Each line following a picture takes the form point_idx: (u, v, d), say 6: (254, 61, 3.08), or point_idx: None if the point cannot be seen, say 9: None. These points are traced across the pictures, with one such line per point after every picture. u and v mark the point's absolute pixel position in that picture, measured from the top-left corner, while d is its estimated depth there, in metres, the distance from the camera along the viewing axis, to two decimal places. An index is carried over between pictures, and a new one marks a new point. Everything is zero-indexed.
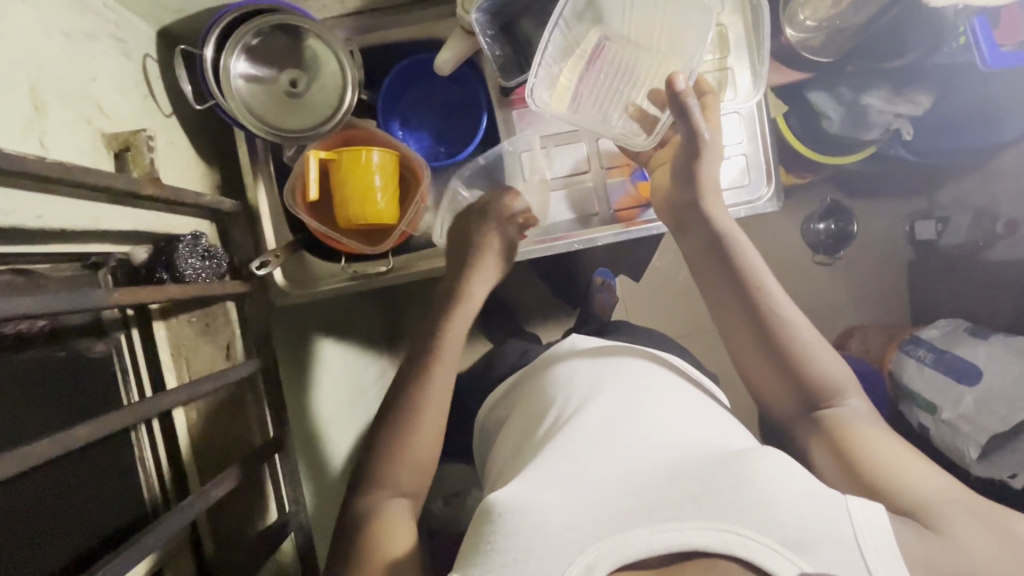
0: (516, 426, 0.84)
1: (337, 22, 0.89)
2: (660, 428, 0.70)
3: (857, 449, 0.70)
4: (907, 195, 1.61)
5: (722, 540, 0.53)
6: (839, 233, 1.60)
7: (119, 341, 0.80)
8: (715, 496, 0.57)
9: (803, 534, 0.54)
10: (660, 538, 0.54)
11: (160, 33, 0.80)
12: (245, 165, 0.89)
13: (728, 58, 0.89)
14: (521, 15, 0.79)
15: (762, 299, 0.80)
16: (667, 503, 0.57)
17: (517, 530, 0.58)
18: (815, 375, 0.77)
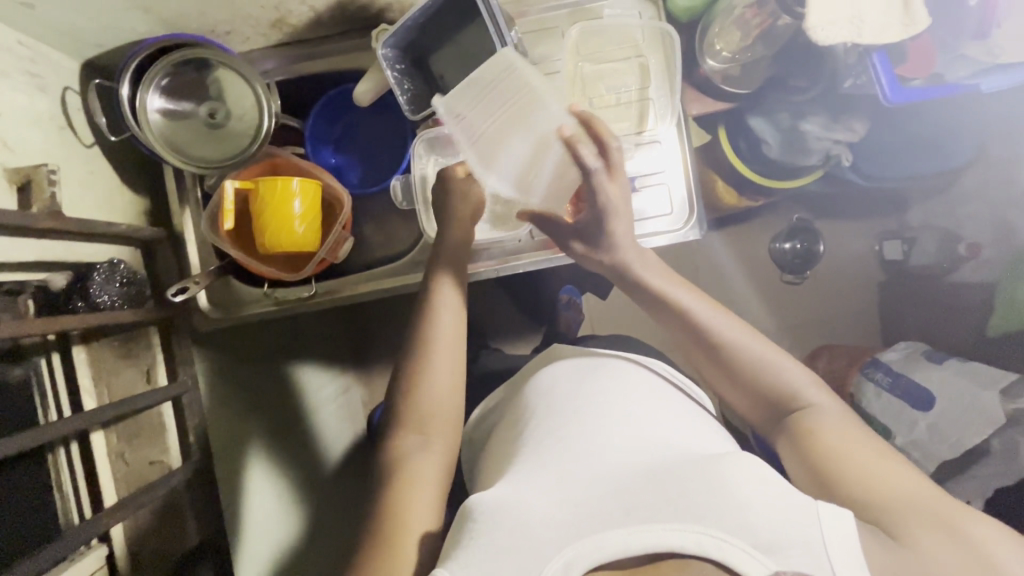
0: (501, 433, 0.84)
1: (263, 53, 0.90)
2: (643, 429, 0.71)
3: (827, 460, 0.67)
4: (877, 214, 1.57)
5: (695, 542, 0.55)
6: (806, 252, 1.59)
7: (38, 365, 0.80)
8: (690, 498, 0.59)
9: (776, 537, 0.55)
10: (637, 538, 0.56)
11: (85, 65, 0.83)
12: (174, 192, 0.91)
13: (649, 88, 0.90)
14: (432, 51, 0.81)
15: (710, 335, 0.76)
16: (645, 506, 0.59)
17: (495, 527, 0.62)
18: (772, 387, 0.74)
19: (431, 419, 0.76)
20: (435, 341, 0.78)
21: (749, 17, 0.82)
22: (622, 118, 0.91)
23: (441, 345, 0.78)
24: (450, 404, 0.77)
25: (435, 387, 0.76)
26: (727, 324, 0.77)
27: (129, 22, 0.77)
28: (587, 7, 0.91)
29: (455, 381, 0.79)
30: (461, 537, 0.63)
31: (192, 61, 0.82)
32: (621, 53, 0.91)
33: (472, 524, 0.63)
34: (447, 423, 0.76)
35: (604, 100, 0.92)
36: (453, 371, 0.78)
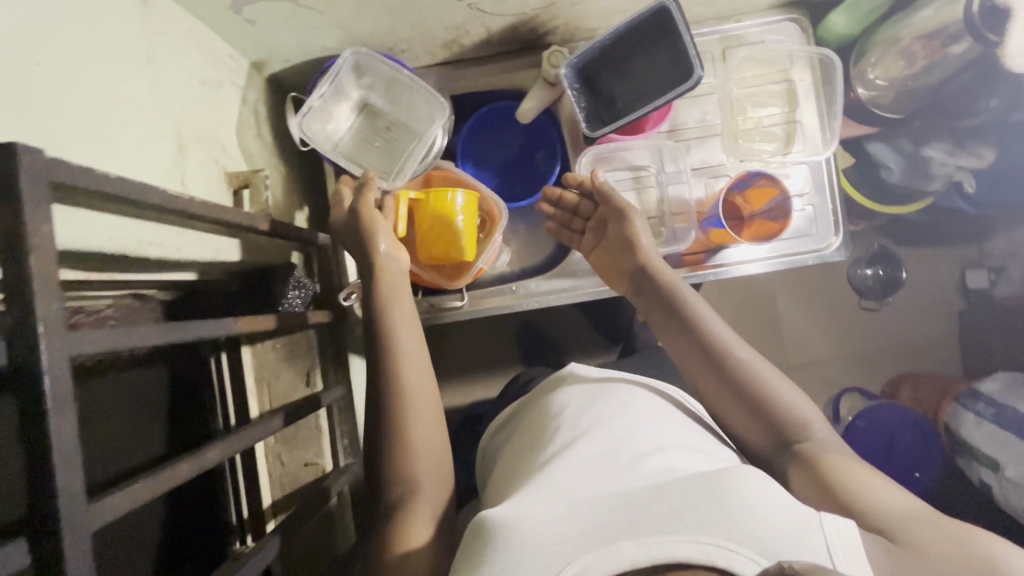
0: (512, 459, 0.78)
1: (425, 71, 0.94)
2: (645, 450, 0.67)
3: (834, 475, 0.64)
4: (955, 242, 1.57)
5: (703, 552, 0.49)
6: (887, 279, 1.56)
7: (209, 364, 0.84)
8: (698, 510, 0.52)
9: (785, 543, 0.50)
10: (644, 551, 0.50)
11: (269, 79, 0.87)
12: (332, 201, 0.94)
13: (796, 111, 0.93)
14: (607, 73, 0.83)
15: (715, 348, 0.76)
16: (651, 517, 0.53)
17: (508, 545, 0.54)
18: (778, 408, 0.72)
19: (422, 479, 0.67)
20: (402, 377, 0.70)
21: (915, 49, 0.82)
22: (768, 140, 0.94)
23: (415, 383, 0.70)
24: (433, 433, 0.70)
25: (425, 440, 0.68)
26: (743, 348, 0.76)
27: (324, 42, 0.82)
28: (735, 34, 0.94)
29: (437, 425, 0.70)
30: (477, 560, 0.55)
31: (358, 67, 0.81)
32: (768, 77, 0.94)
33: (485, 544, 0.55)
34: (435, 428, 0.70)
35: (749, 122, 0.95)
36: (431, 403, 0.71)
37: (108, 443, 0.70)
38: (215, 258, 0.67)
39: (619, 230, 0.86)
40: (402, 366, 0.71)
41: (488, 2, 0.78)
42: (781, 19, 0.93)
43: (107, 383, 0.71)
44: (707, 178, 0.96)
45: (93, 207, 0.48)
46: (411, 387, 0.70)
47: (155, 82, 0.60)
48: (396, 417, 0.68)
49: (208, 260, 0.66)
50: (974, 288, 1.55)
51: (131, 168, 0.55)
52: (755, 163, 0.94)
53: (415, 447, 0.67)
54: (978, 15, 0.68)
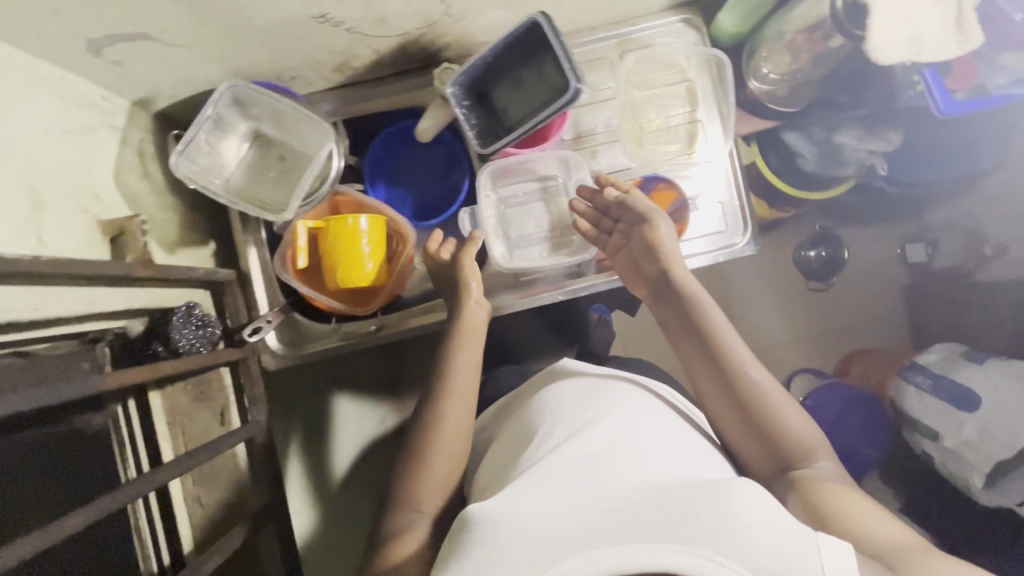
0: (499, 451, 0.79)
1: (322, 96, 0.93)
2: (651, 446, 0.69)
3: (826, 497, 0.66)
4: (895, 216, 1.52)
5: (694, 563, 0.53)
6: (830, 259, 1.54)
7: (116, 412, 0.81)
8: (689, 525, 0.56)
9: (772, 563, 0.53)
10: (632, 556, 0.54)
11: (156, 115, 0.85)
12: (238, 234, 0.92)
13: (698, 110, 0.93)
14: (495, 88, 0.82)
15: (730, 361, 0.77)
16: (641, 526, 0.57)
17: (493, 539, 0.59)
18: (784, 426, 0.74)
19: (425, 491, 0.74)
20: (447, 396, 0.80)
21: (799, 41, 0.84)
22: (673, 140, 0.95)
23: (453, 401, 0.80)
24: (457, 453, 0.77)
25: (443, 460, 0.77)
26: (755, 368, 0.77)
27: (206, 76, 0.80)
28: (633, 37, 0.95)
29: (462, 442, 0.78)
30: (458, 550, 0.61)
31: (241, 99, 0.79)
32: (667, 78, 0.94)
33: (468, 536, 0.60)
34: (462, 445, 0.78)
35: (653, 124, 0.95)
36: (459, 426, 0.78)
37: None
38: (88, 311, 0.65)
39: (642, 235, 0.85)
40: (447, 393, 0.80)
41: (367, 25, 0.77)
42: (675, 20, 0.94)
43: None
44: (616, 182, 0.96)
45: None
46: (449, 409, 0.79)
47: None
48: (428, 429, 0.78)
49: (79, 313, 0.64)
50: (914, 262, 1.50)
51: None
52: (661, 166, 0.94)
53: (436, 456, 0.76)
54: (842, 13, 0.71)
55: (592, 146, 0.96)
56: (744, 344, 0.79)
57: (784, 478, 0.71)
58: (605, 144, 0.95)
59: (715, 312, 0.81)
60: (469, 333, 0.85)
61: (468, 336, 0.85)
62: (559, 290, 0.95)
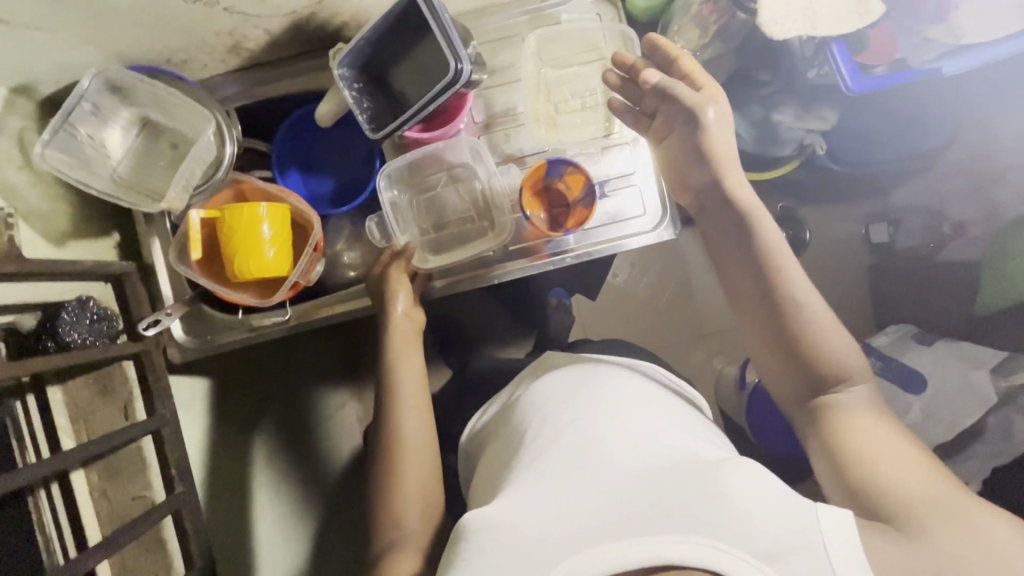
0: (493, 453, 0.78)
1: (223, 80, 0.89)
2: (637, 431, 0.68)
3: (849, 450, 0.65)
4: (857, 195, 1.38)
5: (693, 552, 0.52)
6: (793, 240, 1.38)
7: (14, 409, 0.78)
8: (689, 510, 0.56)
9: (774, 544, 0.53)
10: (636, 549, 0.53)
11: (43, 103, 0.82)
12: (141, 224, 0.90)
13: (614, 89, 0.90)
14: (387, 69, 0.79)
15: (780, 290, 0.73)
16: (640, 519, 0.56)
17: (487, 547, 0.60)
18: (825, 357, 0.71)
19: (405, 507, 0.75)
20: (402, 404, 0.81)
21: (706, 12, 0.87)
22: (590, 121, 0.92)
23: (408, 411, 0.81)
24: (427, 451, 0.79)
25: (416, 462, 0.78)
26: (810, 295, 0.73)
27: (84, 60, 0.77)
28: (546, 13, 0.91)
29: (427, 454, 0.79)
30: (456, 557, 0.61)
31: (119, 87, 0.76)
32: (583, 56, 0.91)
33: (464, 548, 0.61)
34: (427, 446, 0.80)
35: (569, 104, 0.92)
36: (420, 434, 0.80)
37: None
38: None
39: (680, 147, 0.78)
40: (400, 401, 0.81)
41: (245, 4, 0.74)
42: None
43: None
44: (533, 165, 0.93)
45: None
46: (406, 420, 0.80)
47: None
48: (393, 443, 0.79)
49: None
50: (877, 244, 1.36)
51: None
52: (575, 148, 0.91)
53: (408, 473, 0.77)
54: None
55: (507, 129, 0.93)
56: (803, 271, 0.74)
57: (810, 407, 0.71)
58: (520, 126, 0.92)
59: (773, 233, 0.75)
60: (410, 337, 0.86)
61: (410, 344, 0.86)
62: (476, 278, 0.94)
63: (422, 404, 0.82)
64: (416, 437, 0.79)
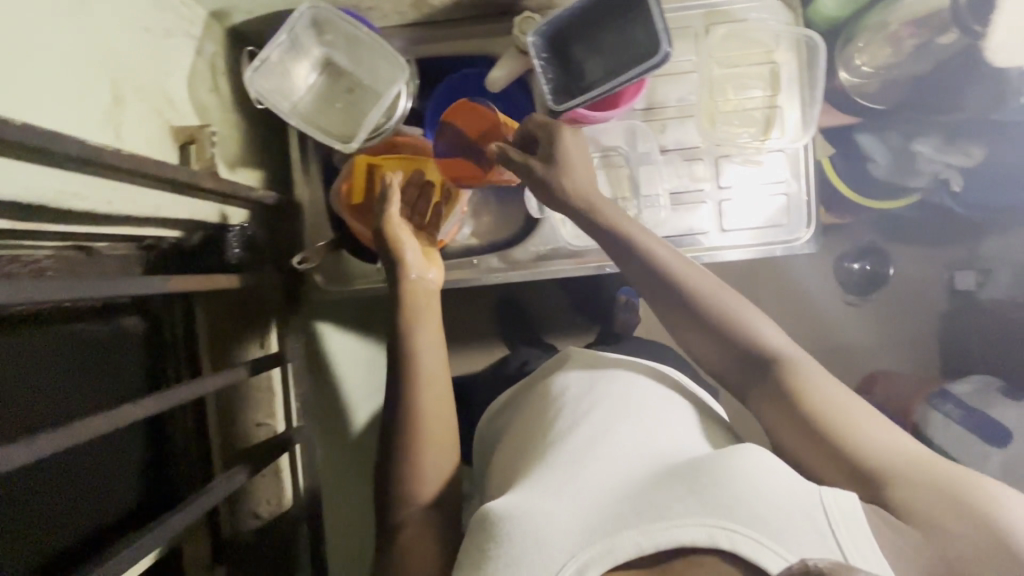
0: (514, 447, 0.72)
1: (395, 32, 0.90)
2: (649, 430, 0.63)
3: (828, 423, 0.57)
4: (945, 241, 1.36)
5: (706, 535, 0.47)
6: (872, 276, 1.39)
7: (164, 318, 0.83)
8: (697, 492, 0.50)
9: (787, 521, 0.47)
10: (649, 538, 0.48)
11: (230, 31, 0.84)
12: (295, 162, 0.92)
13: (778, 95, 0.90)
14: (575, 43, 0.79)
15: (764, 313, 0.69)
16: (653, 504, 0.51)
17: (514, 538, 0.52)
18: (744, 332, 0.65)
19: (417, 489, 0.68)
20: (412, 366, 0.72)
21: (902, 34, 0.82)
22: (748, 124, 0.92)
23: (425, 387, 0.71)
24: (446, 423, 0.72)
25: (438, 431, 0.70)
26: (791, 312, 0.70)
27: None
28: (722, 9, 0.90)
29: (447, 423, 0.72)
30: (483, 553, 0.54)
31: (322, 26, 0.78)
32: (752, 58, 0.90)
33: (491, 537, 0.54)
34: (445, 414, 0.72)
35: (729, 103, 0.92)
36: (438, 405, 0.71)
37: (39, 410, 0.68)
38: (155, 214, 0.66)
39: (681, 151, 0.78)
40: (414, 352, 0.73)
41: None
42: None
43: (59, 333, 0.71)
44: (681, 159, 0.92)
45: (7, 158, 0.46)
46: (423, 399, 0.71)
47: (92, 24, 0.58)
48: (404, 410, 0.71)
49: (147, 215, 0.65)
50: (960, 290, 1.36)
51: (63, 117, 0.53)
52: (732, 149, 0.91)
53: (427, 434, 0.69)
54: (966, 5, 0.67)
55: (663, 120, 0.92)
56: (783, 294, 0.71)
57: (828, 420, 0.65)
58: (673, 119, 0.92)
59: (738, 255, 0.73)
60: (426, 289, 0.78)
61: (421, 310, 0.75)
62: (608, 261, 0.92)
63: (438, 365, 0.73)
64: (433, 396, 0.71)
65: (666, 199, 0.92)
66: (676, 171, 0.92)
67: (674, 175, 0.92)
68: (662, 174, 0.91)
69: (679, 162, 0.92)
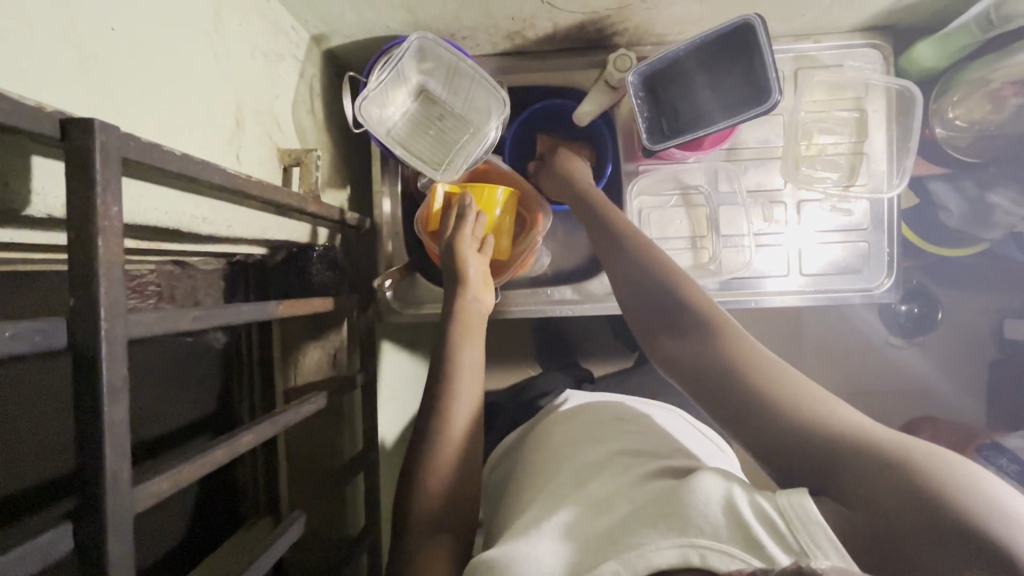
0: (524, 481, 0.70)
1: (484, 61, 0.91)
2: (625, 466, 0.62)
3: (761, 394, 0.54)
4: (1000, 289, 1.32)
5: (682, 556, 0.44)
6: (921, 318, 1.35)
7: (240, 334, 0.83)
8: (666, 512, 0.48)
9: (752, 528, 0.44)
10: (628, 566, 0.45)
11: (326, 53, 0.85)
12: (374, 183, 0.93)
13: (864, 142, 0.89)
14: (674, 84, 0.79)
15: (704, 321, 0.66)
16: (630, 533, 0.49)
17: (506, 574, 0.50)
18: (687, 311, 0.64)
19: (454, 520, 0.63)
20: (457, 395, 0.68)
21: (1005, 92, 0.81)
22: (830, 168, 0.91)
23: (464, 406, 0.68)
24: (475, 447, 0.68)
25: (466, 458, 0.66)
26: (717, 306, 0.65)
27: (388, 23, 0.79)
28: (810, 54, 0.90)
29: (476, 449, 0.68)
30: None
31: (426, 56, 0.78)
32: (838, 104, 0.90)
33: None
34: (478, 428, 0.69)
35: (813, 148, 0.91)
36: (472, 432, 0.68)
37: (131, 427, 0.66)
38: (262, 236, 0.66)
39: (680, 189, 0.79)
40: (456, 375, 0.69)
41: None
42: (862, 44, 0.89)
43: (148, 348, 0.69)
44: (762, 202, 0.91)
45: (155, 178, 0.46)
46: (459, 420, 0.67)
47: (222, 49, 0.59)
48: (441, 432, 0.66)
49: (254, 236, 0.65)
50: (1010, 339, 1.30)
51: (196, 141, 0.54)
52: (815, 194, 0.91)
53: (458, 454, 0.65)
54: None
55: (744, 161, 0.92)
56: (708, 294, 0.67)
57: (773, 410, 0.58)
58: (754, 160, 0.92)
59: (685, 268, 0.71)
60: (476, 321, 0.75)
61: (473, 330, 0.73)
62: None
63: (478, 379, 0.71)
64: (473, 416, 0.69)
65: (752, 239, 0.91)
66: (757, 212, 0.91)
67: (755, 217, 0.91)
68: (743, 215, 0.90)
69: (761, 204, 0.91)
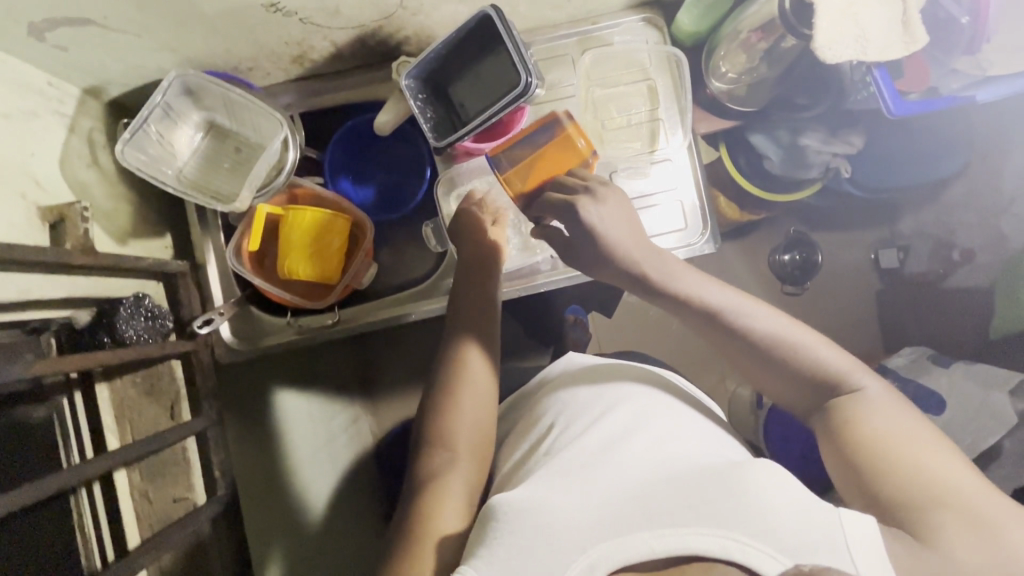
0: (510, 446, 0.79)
1: (282, 89, 0.92)
2: (664, 438, 0.67)
3: (864, 454, 0.65)
4: (864, 222, 1.34)
5: (720, 545, 0.51)
6: (805, 264, 1.31)
7: (61, 405, 0.75)
8: (712, 504, 0.54)
9: (800, 540, 0.52)
10: (661, 541, 0.53)
11: (109, 105, 0.84)
12: (193, 225, 0.92)
13: (659, 109, 0.94)
14: (451, 81, 0.83)
15: (803, 359, 0.72)
16: (668, 509, 0.55)
17: (522, 529, 0.56)
18: (820, 371, 0.71)
19: (440, 504, 0.67)
20: (461, 397, 0.77)
21: (754, 40, 0.88)
22: (634, 139, 0.95)
23: (470, 407, 0.76)
24: (480, 447, 0.74)
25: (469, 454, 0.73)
26: (805, 335, 0.73)
27: (159, 65, 0.79)
28: (594, 35, 0.95)
29: (486, 444, 0.75)
30: (484, 537, 0.58)
31: (194, 90, 0.80)
32: (629, 77, 0.95)
33: (494, 527, 0.57)
34: (484, 448, 0.75)
35: (615, 121, 0.96)
36: (481, 432, 0.75)
37: None
38: (20, 297, 0.65)
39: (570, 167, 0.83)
40: (464, 386, 0.78)
41: (320, 16, 0.76)
42: (637, 19, 0.94)
43: None
44: None
45: None
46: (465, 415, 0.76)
47: None
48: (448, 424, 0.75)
49: (9, 297, 0.64)
50: (885, 270, 1.32)
51: None
52: (621, 163, 0.94)
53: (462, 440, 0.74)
54: (790, 12, 0.72)
55: None
56: (789, 317, 0.75)
57: (821, 411, 0.71)
58: None
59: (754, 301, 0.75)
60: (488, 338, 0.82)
61: (472, 355, 0.80)
62: (538, 279, 0.94)
63: (487, 406, 0.78)
64: (474, 436, 0.75)
65: None
66: None
67: None
68: None
69: None
